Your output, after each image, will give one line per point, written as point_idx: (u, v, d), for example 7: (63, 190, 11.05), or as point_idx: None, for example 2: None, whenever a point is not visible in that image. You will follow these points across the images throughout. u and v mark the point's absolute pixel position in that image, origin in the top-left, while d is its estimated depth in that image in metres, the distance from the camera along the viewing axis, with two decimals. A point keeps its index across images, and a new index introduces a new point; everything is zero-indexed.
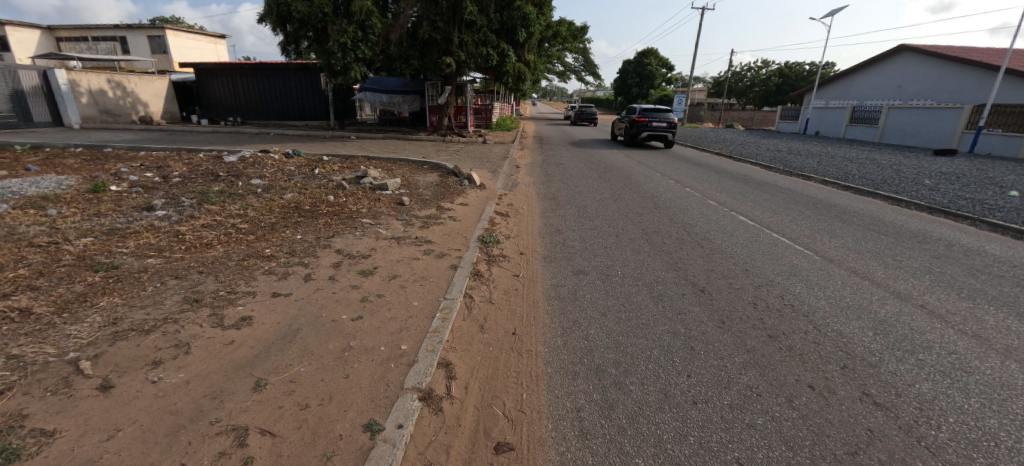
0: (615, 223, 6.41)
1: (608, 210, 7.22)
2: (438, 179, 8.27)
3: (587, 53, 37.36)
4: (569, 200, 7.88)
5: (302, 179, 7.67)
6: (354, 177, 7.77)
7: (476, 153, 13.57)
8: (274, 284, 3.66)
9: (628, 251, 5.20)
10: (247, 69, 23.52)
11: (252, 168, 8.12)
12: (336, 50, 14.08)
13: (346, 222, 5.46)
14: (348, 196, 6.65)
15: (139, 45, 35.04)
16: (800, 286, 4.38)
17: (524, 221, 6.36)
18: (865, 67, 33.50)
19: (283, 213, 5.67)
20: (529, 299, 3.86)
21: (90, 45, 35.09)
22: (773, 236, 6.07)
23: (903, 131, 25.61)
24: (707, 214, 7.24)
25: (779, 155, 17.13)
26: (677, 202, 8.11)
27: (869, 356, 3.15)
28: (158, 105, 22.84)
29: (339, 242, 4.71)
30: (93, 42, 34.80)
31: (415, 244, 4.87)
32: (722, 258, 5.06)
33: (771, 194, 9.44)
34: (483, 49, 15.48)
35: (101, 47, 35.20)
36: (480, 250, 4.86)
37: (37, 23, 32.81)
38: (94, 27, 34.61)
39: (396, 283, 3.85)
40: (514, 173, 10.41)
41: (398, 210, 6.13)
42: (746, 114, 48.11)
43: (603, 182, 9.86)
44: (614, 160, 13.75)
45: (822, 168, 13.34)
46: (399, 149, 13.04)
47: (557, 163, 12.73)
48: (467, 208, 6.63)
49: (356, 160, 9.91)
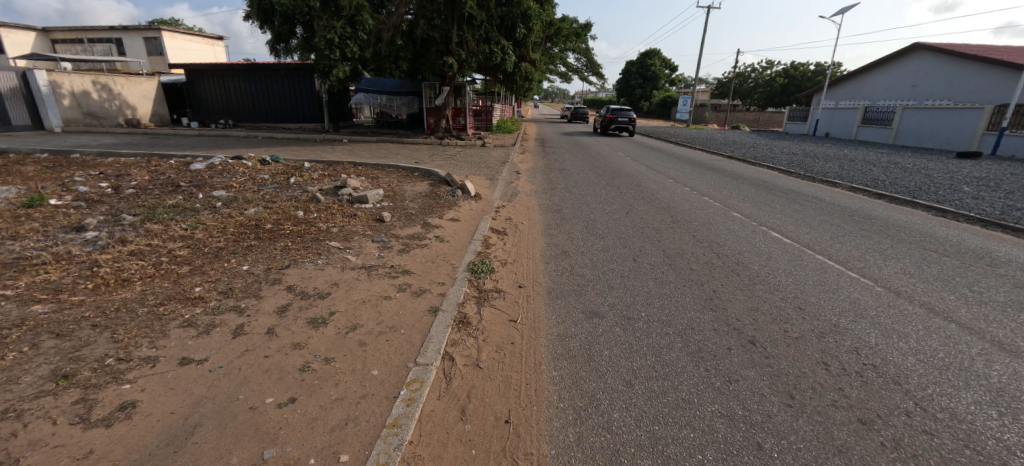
0: (630, 242, 5.48)
1: (620, 225, 6.31)
2: (428, 188, 7.37)
3: (590, 52, 36.46)
4: (575, 212, 6.97)
5: (274, 190, 6.78)
6: (332, 187, 6.85)
7: (474, 158, 12.68)
8: (186, 346, 2.73)
9: (649, 282, 4.27)
10: (239, 70, 22.75)
11: (219, 177, 7.23)
12: (321, 46, 13.23)
13: (310, 244, 4.53)
14: (321, 211, 5.72)
15: (135, 47, 34.36)
16: (874, 333, 3.44)
17: (524, 240, 5.44)
18: (877, 66, 32.46)
19: (236, 234, 4.75)
20: (529, 359, 2.93)
21: (85, 47, 34.47)
22: (817, 259, 5.13)
23: (920, 132, 24.60)
24: (734, 229, 6.31)
25: (796, 158, 16.14)
26: (697, 215, 7.18)
27: (1012, 460, 2.21)
28: (147, 107, 22.05)
29: (294, 275, 3.77)
30: (88, 43, 34.12)
31: (390, 277, 3.94)
32: (767, 293, 4.11)
33: (799, 203, 8.49)
34: (484, 46, 14.53)
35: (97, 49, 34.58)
36: (470, 284, 3.94)
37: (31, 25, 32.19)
38: (89, 28, 33.96)
39: (354, 338, 2.92)
40: (514, 181, 9.53)
41: (377, 228, 5.21)
42: (752, 115, 47.20)
43: (611, 191, 8.95)
44: (622, 165, 12.81)
45: (844, 172, 12.40)
46: (391, 154, 12.16)
47: (560, 168, 11.82)
48: (458, 224, 5.71)
49: (341, 167, 9.00)
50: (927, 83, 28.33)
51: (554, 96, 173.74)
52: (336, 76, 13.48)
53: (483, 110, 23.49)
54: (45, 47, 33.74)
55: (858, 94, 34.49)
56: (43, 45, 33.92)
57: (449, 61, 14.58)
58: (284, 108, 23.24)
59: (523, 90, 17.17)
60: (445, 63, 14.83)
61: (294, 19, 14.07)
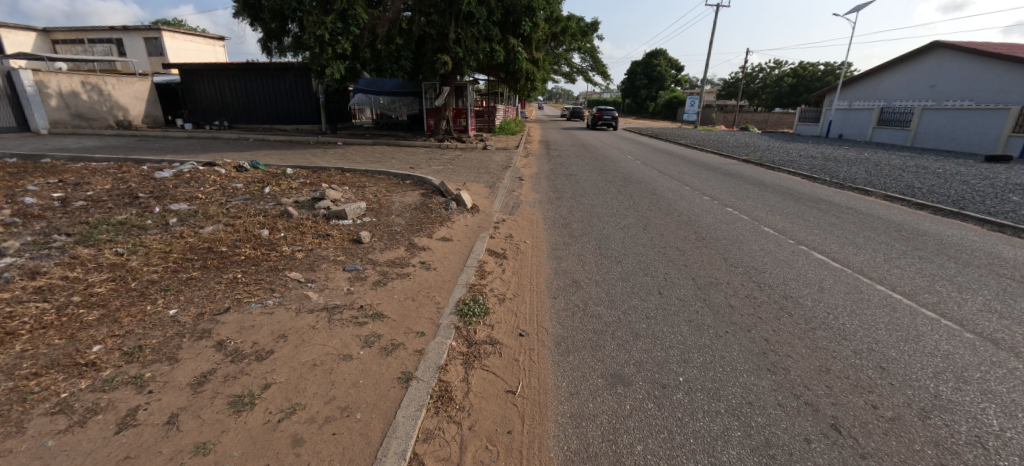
0: (652, 268, 4.64)
1: (638, 245, 5.45)
2: (419, 199, 6.55)
3: (595, 52, 35.58)
4: (585, 227, 6.12)
5: (243, 202, 5.98)
6: (309, 199, 6.02)
7: (474, 162, 11.84)
8: (42, 453, 1.91)
9: (683, 327, 3.40)
10: (234, 69, 22.04)
11: (185, 187, 6.44)
12: (311, 43, 12.38)
13: (264, 276, 3.69)
14: (289, 229, 4.90)
15: (135, 48, 33.79)
16: (993, 412, 2.57)
17: (526, 266, 4.58)
18: (893, 65, 31.32)
19: (179, 263, 3.93)
20: (531, 463, 2.08)
21: (86, 48, 33.98)
22: (881, 292, 4.25)
23: (940, 133, 23.57)
24: (770, 250, 5.43)
25: (816, 161, 15.19)
26: (724, 230, 6.32)
27: None
28: (140, 108, 21.34)
29: (232, 324, 2.94)
30: (89, 44, 33.62)
31: (356, 324, 3.09)
32: (835, 345, 3.25)
33: (834, 215, 7.60)
34: (484, 44, 13.75)
35: (98, 50, 34.06)
36: (457, 334, 3.09)
37: (30, 25, 31.72)
38: (90, 28, 33.49)
39: (286, 433, 2.09)
40: (516, 188, 8.71)
41: (353, 252, 4.39)
42: (760, 116, 46.16)
43: (623, 200, 8.11)
44: (633, 170, 11.94)
45: (874, 178, 11.47)
46: (385, 158, 11.35)
47: (567, 174, 10.98)
48: (449, 245, 4.88)
49: (326, 174, 8.21)
50: (946, 83, 27.20)
51: (558, 97, 172.95)
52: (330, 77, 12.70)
53: (486, 111, 22.82)
54: (45, 47, 33.23)
55: (874, 93, 33.33)
56: (44, 46, 33.43)
57: (445, 58, 13.70)
58: (280, 108, 22.51)
59: (526, 90, 16.37)
60: (438, 60, 13.93)
61: (283, 14, 13.18)
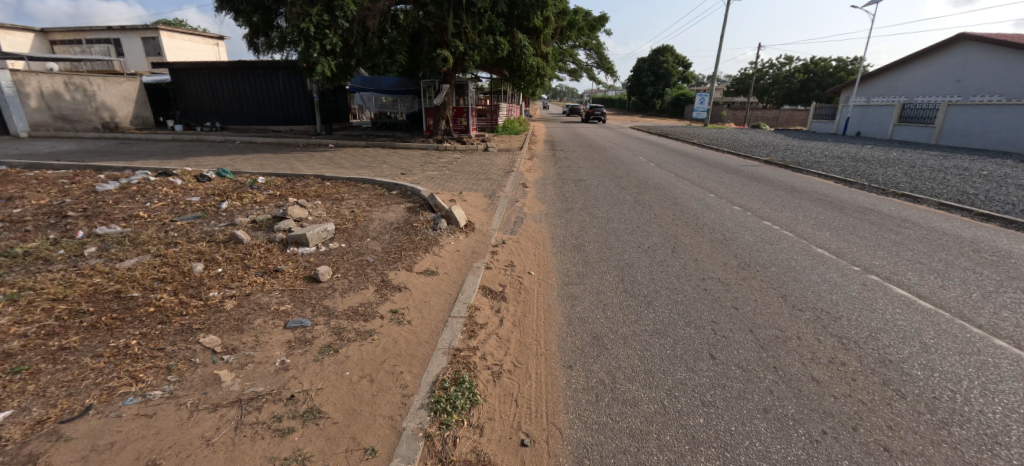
0: (696, 314, 3.57)
1: (670, 275, 4.38)
2: (403, 216, 5.51)
3: (601, 48, 34.40)
4: (603, 250, 5.05)
5: (190, 222, 4.97)
6: (269, 218, 5.00)
7: (473, 166, 10.77)
8: None
9: (761, 426, 2.34)
10: (225, 68, 21.12)
11: (127, 204, 5.44)
12: (294, 37, 11.28)
13: (167, 343, 2.65)
14: (231, 263, 3.87)
15: (133, 48, 33.11)
16: None
17: (531, 311, 3.52)
18: (915, 58, 29.86)
19: (63, 320, 2.90)
20: None
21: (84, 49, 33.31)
22: (1006, 354, 3.17)
23: (968, 131, 22.27)
24: (836, 283, 4.34)
25: (845, 162, 13.99)
26: (770, 252, 5.23)
27: None
28: (128, 109, 20.43)
29: (80, 446, 1.91)
30: (86, 44, 32.82)
31: (273, 436, 2.04)
32: (995, 463, 2.16)
33: (891, 229, 6.49)
34: (488, 37, 12.74)
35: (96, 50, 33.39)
36: (426, 452, 2.04)
37: (28, 26, 31.14)
38: (88, 29, 32.86)
39: None
40: (519, 198, 7.70)
41: (305, 296, 3.35)
42: (771, 113, 44.83)
43: (643, 211, 7.03)
44: (648, 174, 10.85)
45: (918, 182, 10.30)
46: (375, 163, 10.32)
47: (575, 179, 9.95)
48: (433, 281, 3.83)
49: (302, 183, 7.19)
50: (974, 76, 25.77)
51: (562, 95, 171.56)
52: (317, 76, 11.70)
53: (488, 109, 21.90)
54: (44, 48, 32.69)
55: (894, 87, 31.85)
56: (41, 47, 32.65)
57: (444, 53, 12.69)
58: (273, 108, 21.57)
59: (530, 86, 15.39)
60: (438, 56, 12.91)
61: (265, 5, 12.14)
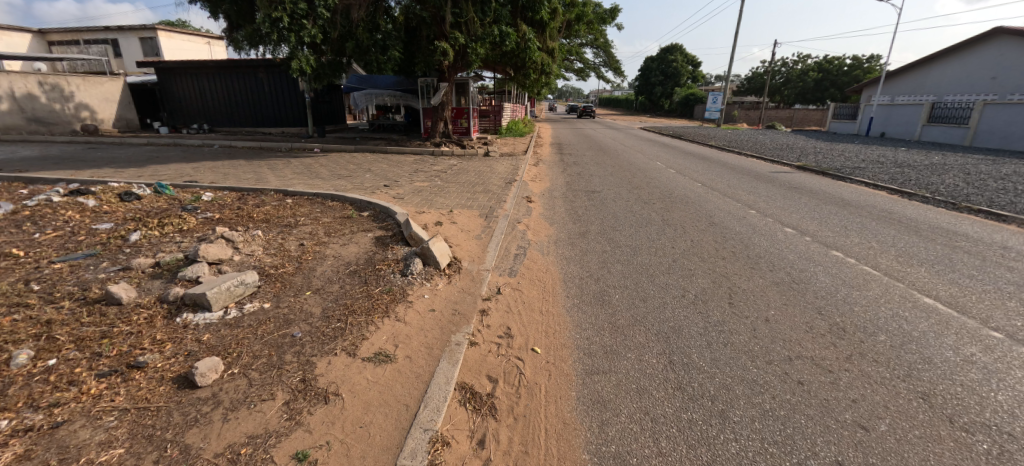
0: (811, 450, 2.15)
1: (739, 351, 2.98)
2: (367, 251, 4.16)
3: (608, 46, 33.00)
4: (635, 303, 3.66)
5: (73, 265, 3.65)
6: (179, 259, 3.66)
7: (470, 174, 9.40)
8: None
9: None
10: (213, 67, 19.94)
11: (5, 237, 4.12)
12: (266, 29, 9.72)
13: None
14: (76, 347, 2.52)
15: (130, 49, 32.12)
16: None
17: (536, 444, 2.14)
18: (945, 54, 28.11)
19: None
20: None
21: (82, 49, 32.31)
22: None
23: (1006, 131, 20.60)
24: (986, 366, 2.94)
25: (887, 168, 12.47)
26: (866, 305, 3.80)
27: None
28: (110, 111, 19.25)
29: None
30: (84, 46, 31.82)
31: None
32: None
33: (1000, 262, 5.04)
34: (492, 28, 11.42)
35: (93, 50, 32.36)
36: None
37: (24, 26, 30.23)
38: (86, 29, 31.92)
39: None
40: (521, 217, 6.32)
41: (155, 426, 2.00)
42: (785, 113, 43.19)
43: (676, 236, 5.63)
44: (671, 184, 9.45)
45: (990, 193, 8.81)
46: (358, 172, 8.99)
47: (589, 190, 8.56)
48: (383, 378, 2.46)
49: (256, 201, 5.87)
50: (1011, 74, 24.04)
51: (568, 95, 169.91)
52: (294, 74, 10.32)
53: (492, 110, 20.81)
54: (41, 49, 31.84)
55: (921, 85, 30.06)
56: (38, 48, 31.61)
57: (444, 46, 11.13)
58: (265, 110, 20.32)
59: (536, 85, 14.23)
60: (437, 49, 11.34)
61: None
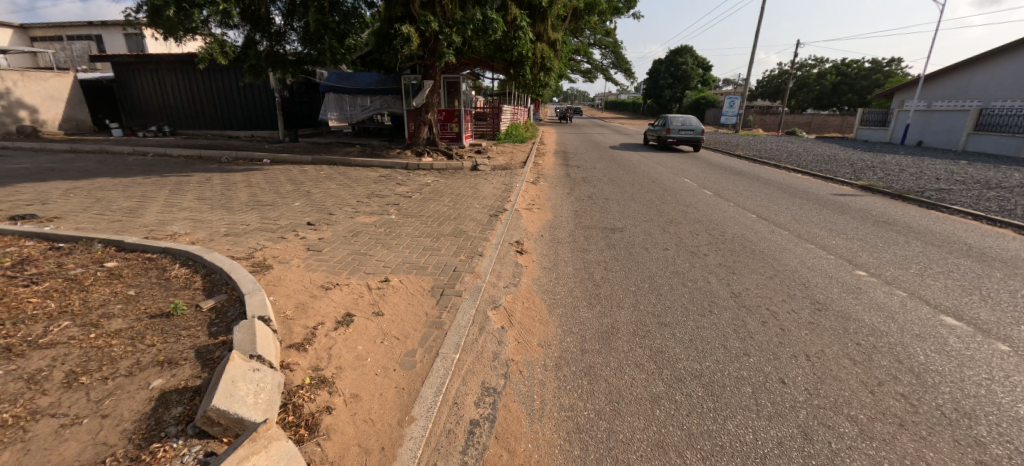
0: None
1: None
2: (90, 462, 1.68)
3: (618, 46, 30.48)
4: None
5: None
6: None
7: (443, 200, 6.90)
8: None
9: None
10: (173, 62, 17.61)
11: None
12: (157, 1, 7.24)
13: None
14: None
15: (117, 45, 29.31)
16: None
17: None
18: (989, 55, 25.41)
19: None
20: None
21: (65, 46, 28.83)
22: None
23: None
24: None
25: (978, 190, 9.81)
26: None
27: None
28: (56, 110, 16.92)
29: None
30: (67, 40, 28.62)
31: None
32: None
33: None
34: (475, 10, 8.98)
35: (77, 48, 28.80)
36: None
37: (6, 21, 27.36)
38: (68, 23, 28.63)
39: None
40: (504, 291, 3.80)
41: None
42: (805, 118, 40.38)
43: (774, 344, 3.13)
44: (717, 216, 6.93)
45: None
46: (289, 197, 6.52)
47: (607, 226, 6.06)
48: None
49: (43, 267, 3.41)
50: None
51: (574, 98, 167.14)
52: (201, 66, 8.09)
53: (489, 112, 18.45)
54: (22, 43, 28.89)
55: (962, 89, 27.32)
56: (19, 42, 28.66)
57: (407, 29, 8.72)
58: (232, 111, 17.97)
59: (535, 86, 11.73)
60: (398, 34, 8.93)
61: None
